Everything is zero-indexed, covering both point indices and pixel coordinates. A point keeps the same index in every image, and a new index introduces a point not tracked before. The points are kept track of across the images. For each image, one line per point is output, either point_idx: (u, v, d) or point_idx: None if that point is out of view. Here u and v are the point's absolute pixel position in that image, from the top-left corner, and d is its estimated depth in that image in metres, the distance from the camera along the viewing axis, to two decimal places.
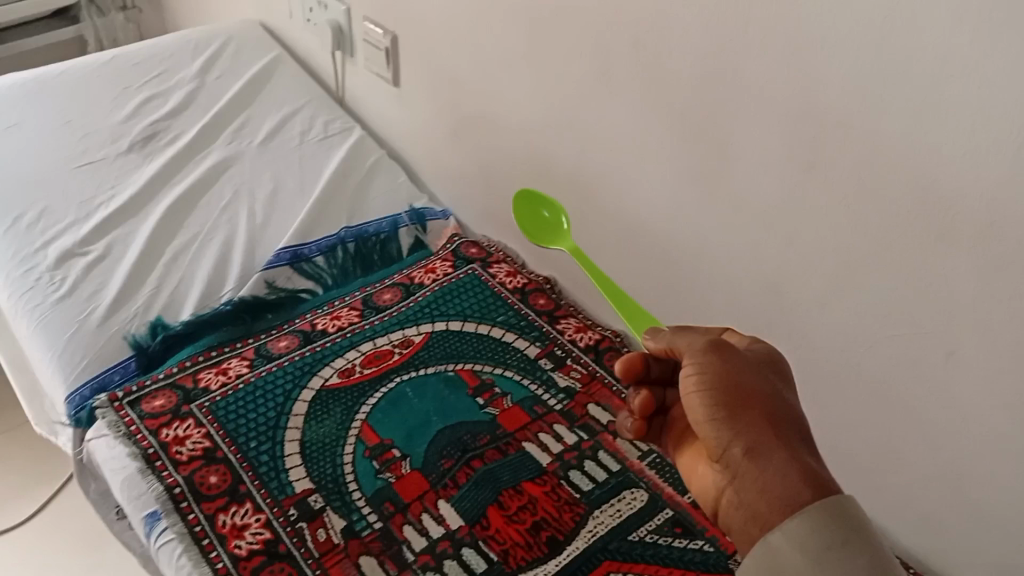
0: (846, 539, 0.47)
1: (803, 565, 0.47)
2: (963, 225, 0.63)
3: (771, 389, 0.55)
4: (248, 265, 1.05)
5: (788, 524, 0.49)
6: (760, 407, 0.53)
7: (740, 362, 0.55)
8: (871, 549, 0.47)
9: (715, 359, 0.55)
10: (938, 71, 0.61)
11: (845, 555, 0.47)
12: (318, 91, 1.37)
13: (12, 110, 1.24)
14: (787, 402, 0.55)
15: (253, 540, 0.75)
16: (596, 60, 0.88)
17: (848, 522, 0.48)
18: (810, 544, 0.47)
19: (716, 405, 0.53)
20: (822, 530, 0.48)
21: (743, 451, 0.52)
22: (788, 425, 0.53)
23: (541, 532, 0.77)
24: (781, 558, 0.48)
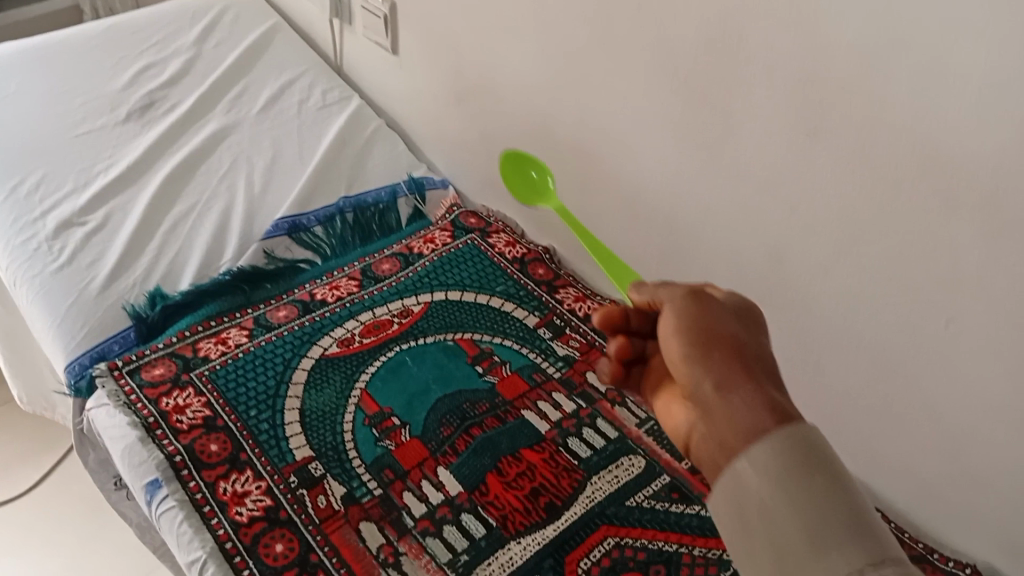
0: (807, 461, 0.42)
1: (762, 491, 0.42)
2: (967, 191, 0.63)
3: (743, 331, 0.52)
4: (246, 235, 1.04)
5: (753, 451, 0.43)
6: (732, 346, 0.50)
7: (716, 309, 0.54)
8: (835, 474, 0.42)
9: (689, 308, 0.54)
10: (944, 34, 0.60)
11: (806, 480, 0.42)
12: (316, 59, 1.35)
13: (9, 78, 1.23)
14: (761, 344, 0.52)
15: (254, 507, 0.75)
16: (598, 25, 0.87)
17: (810, 445, 0.43)
18: (768, 467, 0.42)
19: (688, 348, 0.51)
20: (788, 454, 0.42)
21: (712, 386, 0.48)
22: (758, 363, 0.50)
23: (540, 498, 0.77)
24: (741, 486, 0.43)
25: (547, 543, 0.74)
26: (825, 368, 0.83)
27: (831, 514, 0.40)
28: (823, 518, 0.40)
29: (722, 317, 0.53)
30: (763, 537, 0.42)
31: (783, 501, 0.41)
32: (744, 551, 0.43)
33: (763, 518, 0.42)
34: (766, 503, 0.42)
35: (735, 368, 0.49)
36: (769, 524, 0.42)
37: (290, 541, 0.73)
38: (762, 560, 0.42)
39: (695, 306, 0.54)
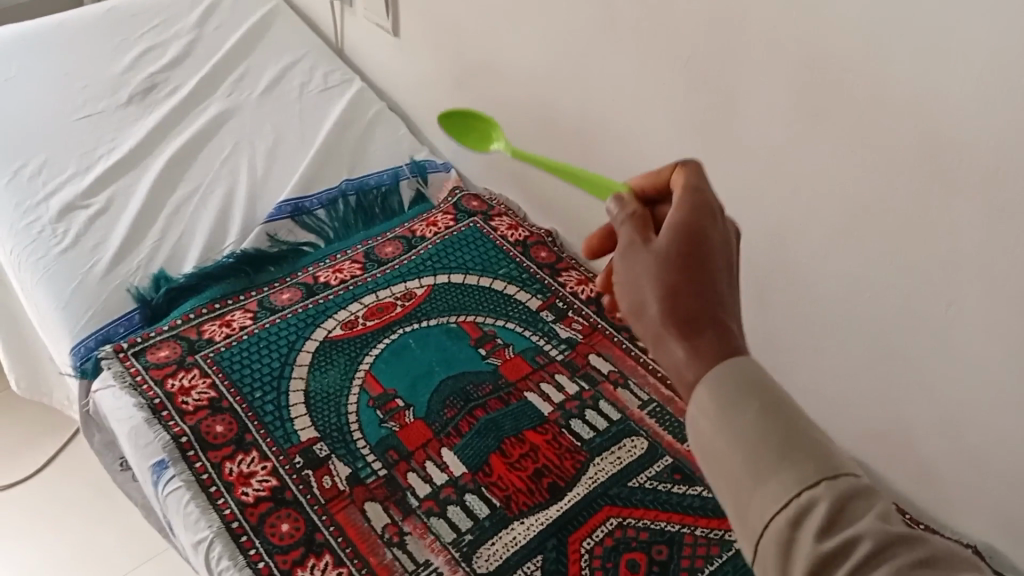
0: (741, 391, 0.42)
1: (706, 430, 0.42)
2: (969, 172, 0.63)
3: (671, 274, 0.46)
4: (249, 217, 1.04)
5: (697, 396, 0.43)
6: (657, 298, 0.46)
7: (642, 261, 0.48)
8: (770, 397, 0.42)
9: (621, 264, 0.49)
10: (949, 14, 0.60)
11: (741, 410, 0.42)
12: (317, 41, 1.35)
13: (9, 62, 1.22)
14: (694, 282, 0.46)
15: (260, 487, 0.76)
16: (601, 6, 0.87)
17: (743, 374, 0.43)
18: (705, 406, 0.42)
19: (625, 312, 0.48)
20: (724, 388, 0.42)
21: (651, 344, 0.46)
22: (690, 305, 0.45)
23: (543, 479, 0.78)
24: (690, 429, 0.44)
25: (550, 523, 0.75)
26: (826, 349, 0.83)
27: (767, 440, 0.41)
28: (760, 444, 0.41)
29: (647, 266, 0.47)
30: (719, 477, 0.42)
31: (723, 437, 0.42)
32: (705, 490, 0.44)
33: (711, 455, 0.42)
34: (710, 440, 0.42)
35: (659, 323, 0.45)
36: (715, 460, 0.42)
37: (296, 521, 0.74)
38: (718, 496, 0.42)
39: (626, 259, 0.49)
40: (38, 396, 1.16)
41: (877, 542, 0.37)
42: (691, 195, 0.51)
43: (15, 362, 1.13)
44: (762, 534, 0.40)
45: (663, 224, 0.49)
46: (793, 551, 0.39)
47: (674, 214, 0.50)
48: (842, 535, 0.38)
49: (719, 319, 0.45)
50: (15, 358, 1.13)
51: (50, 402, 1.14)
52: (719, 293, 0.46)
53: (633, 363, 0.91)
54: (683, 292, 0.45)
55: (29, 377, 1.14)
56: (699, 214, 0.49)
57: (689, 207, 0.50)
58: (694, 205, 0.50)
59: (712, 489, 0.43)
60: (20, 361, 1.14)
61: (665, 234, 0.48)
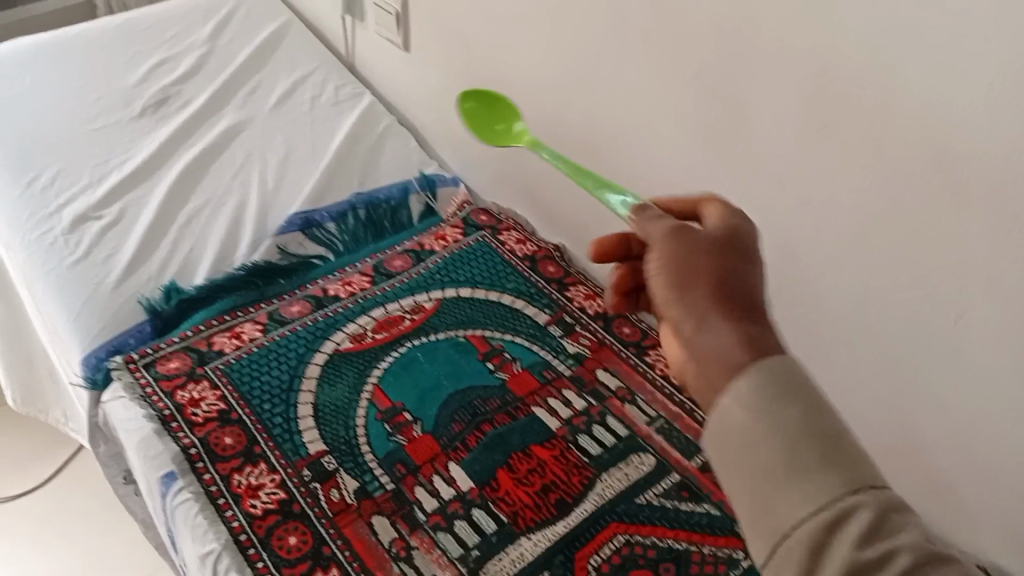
0: (785, 388, 0.42)
1: (742, 423, 0.41)
2: (978, 186, 0.63)
3: (724, 265, 0.48)
4: (261, 228, 1.05)
5: (737, 385, 0.42)
6: (710, 280, 0.47)
7: (694, 246, 0.50)
8: (813, 399, 0.42)
9: (669, 246, 0.50)
10: (956, 30, 0.60)
11: (786, 408, 0.41)
12: (328, 54, 1.36)
13: (24, 74, 1.24)
14: (743, 275, 0.48)
15: (268, 500, 0.76)
16: (611, 21, 0.87)
17: (791, 374, 0.42)
18: (748, 399, 0.42)
19: (666, 294, 0.48)
20: (769, 383, 0.42)
21: (691, 327, 0.46)
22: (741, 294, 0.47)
23: (550, 494, 0.78)
24: (721, 419, 0.42)
25: (556, 538, 0.75)
26: (834, 363, 0.83)
27: (811, 440, 0.40)
28: (802, 441, 0.40)
29: (699, 251, 0.49)
30: (746, 470, 0.41)
31: (763, 431, 0.41)
32: (721, 484, 0.42)
33: (742, 449, 0.41)
34: (745, 433, 0.41)
35: (710, 302, 0.46)
36: (747, 452, 0.41)
37: (303, 534, 0.74)
38: (737, 490, 0.41)
39: (676, 241, 0.50)
40: (35, 411, 1.18)
41: (915, 557, 0.37)
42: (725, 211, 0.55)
43: (16, 379, 1.16)
44: (791, 534, 0.39)
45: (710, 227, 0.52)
46: (824, 555, 0.38)
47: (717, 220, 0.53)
48: (881, 547, 0.37)
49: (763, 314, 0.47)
50: (13, 374, 1.16)
51: (45, 419, 1.17)
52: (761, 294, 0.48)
53: (641, 379, 0.91)
54: (735, 282, 0.47)
55: (26, 391, 1.16)
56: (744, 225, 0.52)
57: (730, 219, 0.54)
58: (735, 218, 0.53)
59: (729, 482, 0.42)
60: (20, 377, 1.16)
61: (715, 231, 0.51)
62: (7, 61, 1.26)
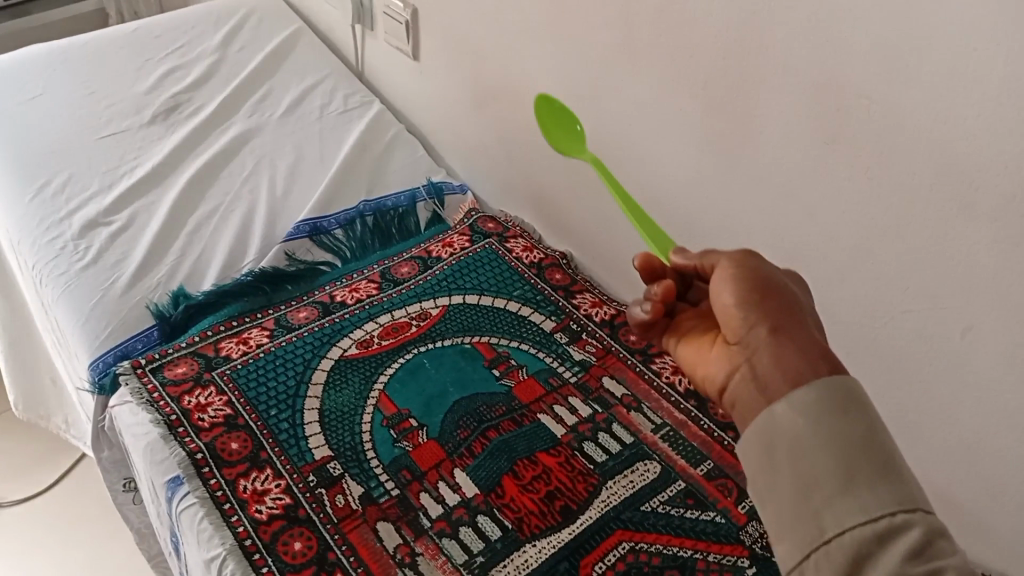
0: (845, 404, 0.45)
1: (800, 429, 0.45)
2: (984, 199, 0.63)
3: (793, 292, 0.54)
4: (270, 235, 1.06)
5: (797, 391, 0.46)
6: (786, 297, 0.52)
7: (768, 269, 0.55)
8: (872, 420, 0.45)
9: (745, 260, 0.55)
10: (964, 41, 0.60)
11: (847, 423, 0.45)
12: (337, 63, 1.37)
13: (37, 80, 1.25)
14: (806, 306, 0.54)
15: (273, 505, 0.76)
16: (619, 30, 0.87)
17: (855, 396, 0.46)
18: (812, 407, 0.45)
19: (743, 296, 0.52)
20: (828, 396, 0.45)
21: (768, 330, 0.50)
22: (809, 318, 0.52)
23: (555, 501, 0.78)
24: (778, 423, 0.46)
25: (562, 546, 0.74)
26: None
27: (865, 454, 0.43)
28: (856, 454, 0.43)
29: (770, 274, 0.55)
30: (792, 474, 0.45)
31: (817, 439, 0.44)
32: (766, 485, 0.46)
33: (795, 452, 0.45)
34: (800, 438, 0.45)
35: (790, 313, 0.51)
36: (801, 457, 0.45)
37: (309, 539, 0.74)
38: (783, 492, 0.45)
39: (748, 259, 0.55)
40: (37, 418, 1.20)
41: None
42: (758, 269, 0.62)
43: (19, 385, 1.17)
44: (835, 538, 0.42)
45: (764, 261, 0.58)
46: (867, 563, 0.40)
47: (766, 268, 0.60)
48: (929, 563, 0.39)
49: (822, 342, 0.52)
50: (20, 381, 1.17)
51: (47, 425, 1.19)
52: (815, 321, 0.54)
53: (647, 388, 0.91)
54: (802, 307, 0.53)
55: (30, 399, 1.18)
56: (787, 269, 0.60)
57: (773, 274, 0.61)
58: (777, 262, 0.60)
59: (775, 486, 0.45)
60: (24, 384, 1.17)
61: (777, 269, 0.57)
62: (20, 67, 1.27)
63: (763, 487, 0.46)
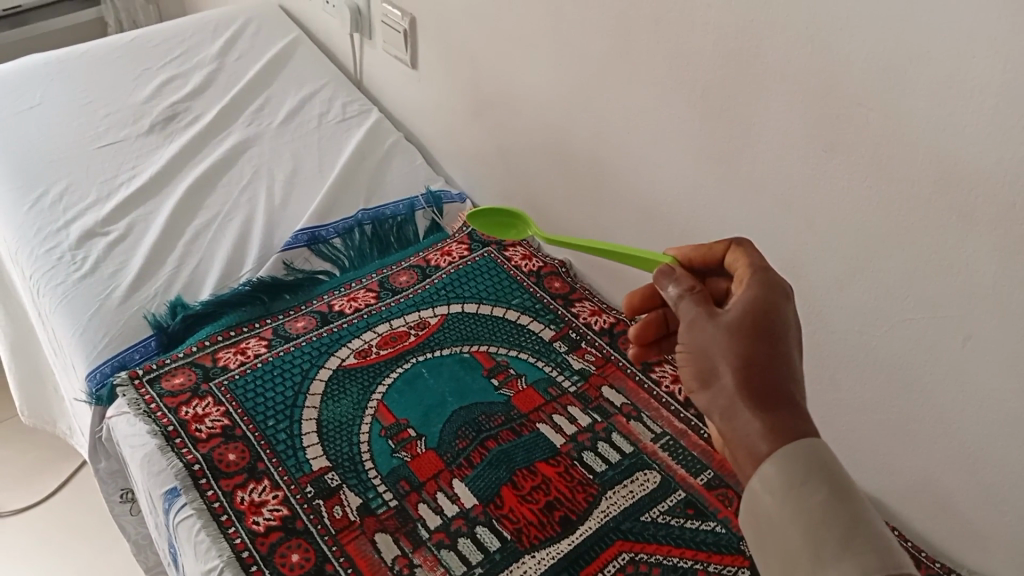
0: (807, 472, 0.47)
1: (770, 507, 0.48)
2: (986, 206, 0.63)
3: (742, 349, 0.51)
4: (267, 245, 1.06)
5: (764, 469, 0.48)
6: (732, 369, 0.51)
7: (714, 333, 0.53)
8: (836, 482, 0.47)
9: (693, 333, 0.54)
10: (962, 50, 0.60)
11: (808, 493, 0.47)
12: (335, 71, 1.37)
13: (36, 89, 1.25)
14: (761, 354, 0.51)
15: (271, 517, 0.76)
16: (616, 38, 0.87)
17: (814, 459, 0.48)
18: (774, 484, 0.48)
19: (693, 381, 0.53)
20: (791, 468, 0.47)
21: (718, 417, 0.51)
22: (762, 378, 0.50)
23: (554, 512, 0.77)
24: (753, 501, 0.49)
25: (561, 556, 0.74)
26: (840, 383, 0.82)
27: (832, 525, 0.45)
28: (823, 527, 0.45)
29: (717, 338, 0.53)
30: (777, 551, 0.47)
31: (788, 515, 0.47)
32: (762, 559, 0.49)
33: (773, 530, 0.48)
34: (775, 514, 0.47)
35: (732, 391, 0.50)
36: (777, 535, 0.47)
37: (306, 551, 0.73)
38: (775, 567, 0.48)
39: (694, 332, 0.54)
40: (43, 423, 1.22)
41: None
42: (758, 277, 0.57)
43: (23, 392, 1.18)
44: None
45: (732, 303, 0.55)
46: None
47: (745, 291, 0.55)
48: None
49: (788, 393, 0.50)
50: (24, 388, 1.18)
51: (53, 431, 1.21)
52: (786, 372, 0.51)
53: (646, 397, 0.90)
54: (756, 364, 0.51)
55: (32, 401, 1.19)
56: (770, 291, 0.55)
57: (761, 287, 0.56)
58: (757, 282, 0.56)
59: (769, 561, 0.48)
60: (29, 393, 1.18)
61: (733, 317, 0.53)
62: (19, 77, 1.28)
63: (761, 560, 0.49)
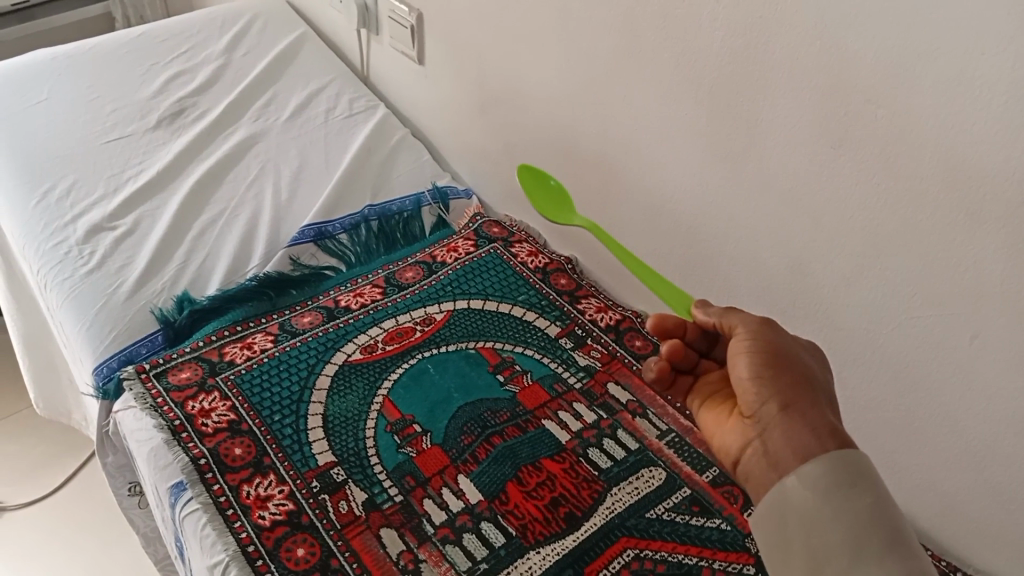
0: (850, 478, 0.49)
1: (808, 504, 0.50)
2: (993, 204, 0.62)
3: (813, 367, 0.59)
4: (274, 240, 1.06)
5: (805, 468, 0.51)
6: (804, 373, 0.58)
7: (786, 341, 0.60)
8: (875, 491, 0.49)
9: (764, 333, 0.60)
10: (970, 47, 0.60)
11: (854, 496, 0.49)
12: (342, 67, 1.37)
13: (43, 84, 1.26)
14: (823, 379, 0.60)
15: (277, 511, 0.76)
16: (623, 35, 0.87)
17: (856, 468, 0.50)
18: (817, 482, 0.50)
19: (760, 367, 0.57)
20: (834, 473, 0.50)
21: (779, 406, 0.55)
22: (823, 395, 0.57)
23: (559, 508, 0.78)
24: (787, 497, 0.51)
25: (566, 553, 0.74)
26: (846, 381, 0.82)
27: (871, 530, 0.47)
28: (861, 531, 0.47)
29: (791, 345, 0.60)
30: (807, 549, 0.49)
31: (827, 516, 0.48)
32: (785, 557, 0.50)
33: (806, 528, 0.49)
34: (812, 514, 0.49)
35: (802, 389, 0.56)
36: (813, 530, 0.49)
37: (311, 546, 0.73)
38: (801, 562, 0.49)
39: (771, 331, 0.60)
40: (57, 414, 1.23)
41: None
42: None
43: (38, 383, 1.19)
44: None
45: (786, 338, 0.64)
46: None
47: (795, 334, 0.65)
48: None
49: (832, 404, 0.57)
50: (40, 381, 1.18)
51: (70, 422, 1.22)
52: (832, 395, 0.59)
53: (652, 394, 0.90)
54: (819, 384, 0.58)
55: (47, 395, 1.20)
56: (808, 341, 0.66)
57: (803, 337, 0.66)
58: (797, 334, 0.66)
59: (793, 558, 0.50)
60: (44, 386, 1.19)
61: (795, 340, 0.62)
62: (26, 72, 1.28)
63: (783, 559, 0.50)
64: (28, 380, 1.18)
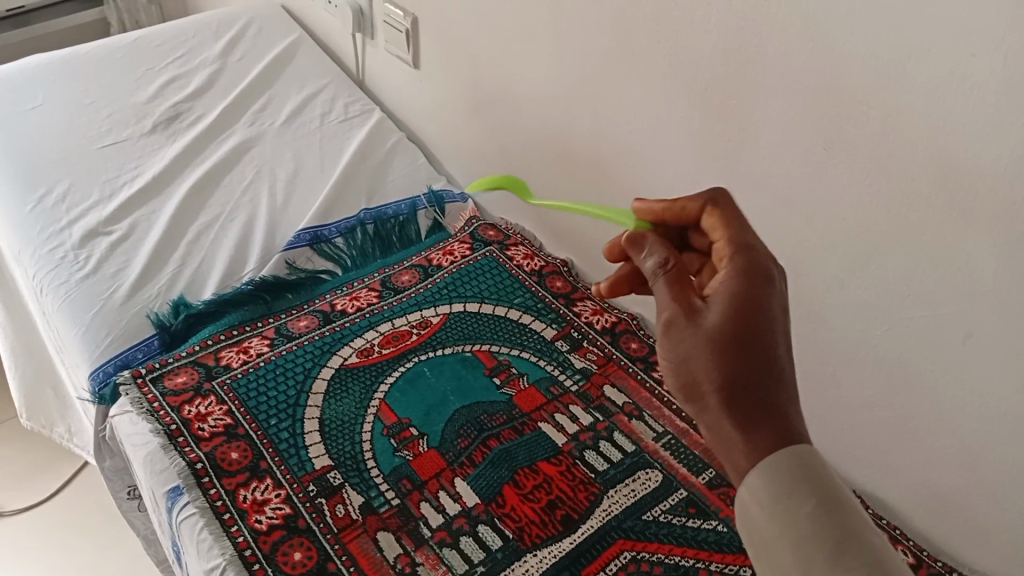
0: (793, 486, 0.48)
1: (761, 520, 0.49)
2: (987, 203, 0.63)
3: (723, 367, 0.51)
4: (269, 245, 1.06)
5: (751, 482, 0.50)
6: (715, 389, 0.51)
7: (694, 343, 0.53)
8: (821, 492, 0.48)
9: (671, 343, 0.54)
10: (962, 46, 0.60)
11: (795, 506, 0.48)
12: (337, 71, 1.38)
13: (37, 89, 1.26)
14: (749, 370, 0.51)
15: (273, 515, 0.76)
16: (617, 36, 0.87)
17: (798, 472, 0.49)
18: (764, 497, 0.49)
19: (677, 390, 0.54)
20: (777, 484, 0.49)
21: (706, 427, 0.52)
22: (747, 399, 0.50)
23: (556, 511, 0.78)
24: (745, 514, 0.50)
25: (563, 556, 0.74)
26: (841, 381, 0.82)
27: (825, 537, 0.47)
28: (812, 539, 0.47)
29: (699, 347, 0.53)
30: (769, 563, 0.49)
31: (779, 530, 0.48)
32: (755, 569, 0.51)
33: (767, 544, 0.49)
34: (767, 530, 0.49)
35: (718, 412, 0.51)
36: (766, 543, 0.49)
37: (309, 550, 0.74)
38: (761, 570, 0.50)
39: (674, 336, 0.54)
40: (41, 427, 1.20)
41: None
42: (741, 265, 0.56)
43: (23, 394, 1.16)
44: None
45: (717, 299, 0.54)
46: None
47: (724, 283, 0.55)
48: None
49: (782, 410, 0.50)
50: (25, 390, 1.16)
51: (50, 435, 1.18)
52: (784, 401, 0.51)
53: (648, 396, 0.90)
54: (740, 382, 0.51)
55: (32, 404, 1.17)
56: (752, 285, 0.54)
57: (742, 278, 0.55)
58: (732, 280, 0.55)
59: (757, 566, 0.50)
60: (31, 399, 1.17)
61: (712, 323, 0.53)
62: (20, 76, 1.28)
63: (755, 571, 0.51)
64: (16, 385, 1.16)
